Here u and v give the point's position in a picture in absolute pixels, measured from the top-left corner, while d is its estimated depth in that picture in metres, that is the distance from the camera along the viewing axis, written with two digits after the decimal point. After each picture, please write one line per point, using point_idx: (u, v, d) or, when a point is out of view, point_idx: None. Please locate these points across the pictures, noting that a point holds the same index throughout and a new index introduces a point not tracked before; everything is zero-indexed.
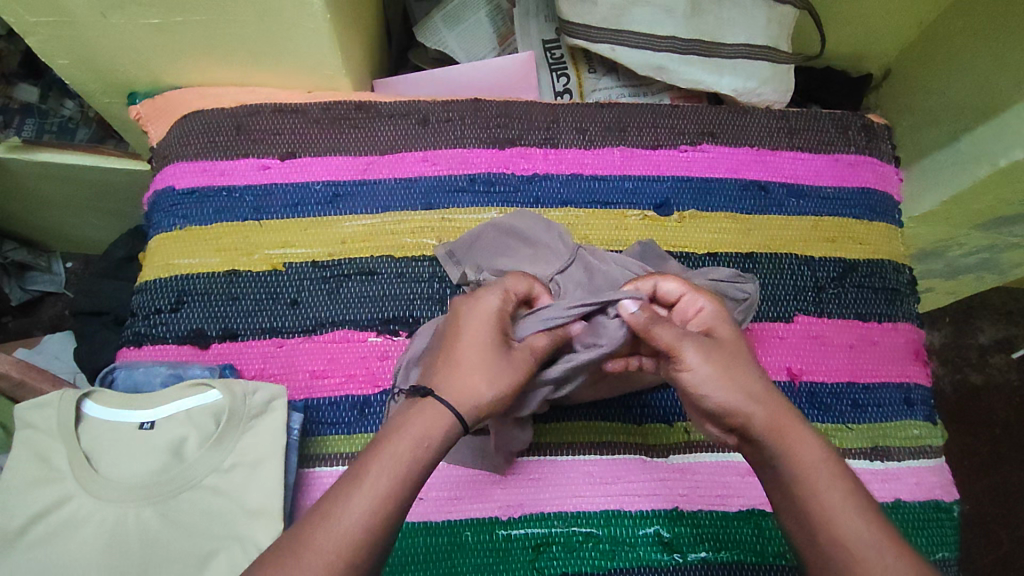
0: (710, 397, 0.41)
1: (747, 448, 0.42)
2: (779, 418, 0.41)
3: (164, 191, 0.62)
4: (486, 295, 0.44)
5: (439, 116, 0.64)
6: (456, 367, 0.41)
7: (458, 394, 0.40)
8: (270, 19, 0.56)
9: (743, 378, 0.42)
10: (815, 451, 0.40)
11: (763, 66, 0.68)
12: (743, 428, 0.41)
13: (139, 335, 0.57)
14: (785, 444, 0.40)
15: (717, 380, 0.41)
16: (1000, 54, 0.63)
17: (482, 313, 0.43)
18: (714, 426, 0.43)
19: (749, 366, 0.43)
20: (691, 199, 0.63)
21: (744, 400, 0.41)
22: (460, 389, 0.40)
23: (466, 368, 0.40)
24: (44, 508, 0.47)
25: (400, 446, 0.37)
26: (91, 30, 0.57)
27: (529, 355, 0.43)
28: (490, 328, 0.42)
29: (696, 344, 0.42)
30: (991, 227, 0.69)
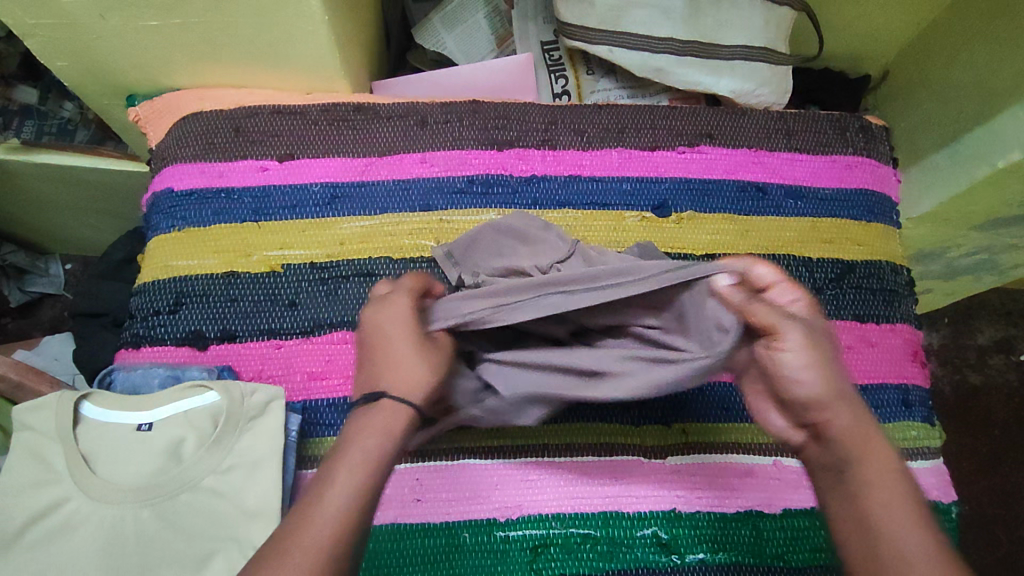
0: (801, 387, 0.39)
1: (814, 448, 0.41)
2: (865, 424, 0.39)
3: (163, 193, 0.62)
4: (393, 296, 0.44)
5: (437, 117, 0.64)
6: (394, 364, 0.41)
7: (406, 387, 0.40)
8: (269, 21, 0.56)
9: (835, 376, 0.40)
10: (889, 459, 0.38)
11: (761, 67, 0.68)
12: (823, 426, 0.39)
13: (138, 336, 0.58)
14: (862, 451, 0.38)
15: (812, 370, 0.39)
16: (998, 55, 0.63)
17: (397, 312, 0.43)
18: (786, 418, 0.42)
19: (844, 368, 0.40)
20: (689, 201, 0.63)
21: (832, 397, 0.39)
22: (406, 383, 0.40)
23: (403, 362, 0.41)
24: (43, 509, 0.47)
25: (368, 442, 0.38)
26: (90, 32, 0.57)
27: (447, 343, 0.44)
28: (409, 322, 0.43)
29: (800, 329, 0.40)
30: (989, 228, 0.69)
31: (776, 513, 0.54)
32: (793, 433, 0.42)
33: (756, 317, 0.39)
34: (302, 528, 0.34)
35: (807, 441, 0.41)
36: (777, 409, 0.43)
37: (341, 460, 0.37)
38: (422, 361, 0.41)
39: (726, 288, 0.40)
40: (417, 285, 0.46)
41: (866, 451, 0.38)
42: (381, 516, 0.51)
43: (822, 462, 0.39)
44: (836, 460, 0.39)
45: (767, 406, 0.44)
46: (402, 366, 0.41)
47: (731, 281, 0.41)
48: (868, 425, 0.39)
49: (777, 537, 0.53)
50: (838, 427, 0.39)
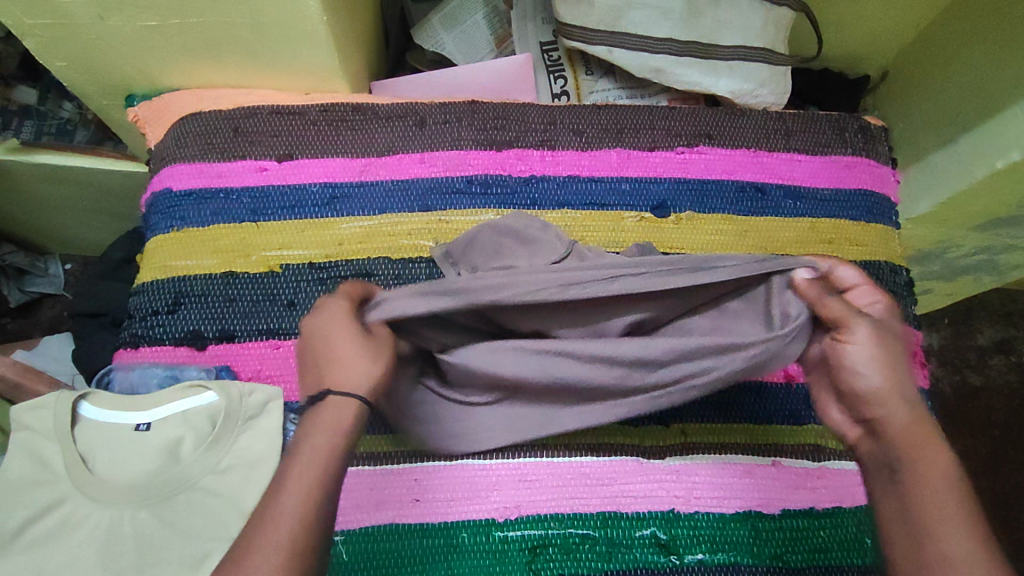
0: (864, 379, 0.41)
1: (866, 444, 0.42)
2: (924, 426, 0.40)
3: (162, 193, 0.62)
4: (330, 300, 0.43)
5: (436, 118, 0.64)
6: (336, 364, 0.40)
7: (350, 384, 0.39)
8: (268, 21, 0.56)
9: (900, 377, 0.41)
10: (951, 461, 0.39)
11: (760, 68, 0.68)
12: (880, 422, 0.41)
13: (136, 336, 0.57)
14: (920, 450, 0.39)
15: (876, 366, 0.41)
16: (997, 55, 0.63)
17: (334, 314, 0.42)
18: (843, 412, 0.44)
19: (909, 370, 0.42)
20: (689, 201, 0.63)
21: (893, 394, 0.41)
22: (349, 380, 0.39)
23: (345, 360, 0.40)
24: (41, 509, 0.47)
25: (317, 438, 0.37)
26: (89, 33, 0.57)
27: (389, 334, 0.43)
28: (348, 320, 0.41)
29: (872, 326, 0.42)
30: (989, 229, 0.69)
31: (775, 513, 0.54)
32: (850, 430, 0.43)
33: (830, 309, 0.42)
34: (277, 527, 0.33)
35: (861, 439, 0.43)
36: (837, 404, 0.45)
37: (295, 457, 0.36)
38: (365, 355, 0.40)
39: (805, 281, 0.43)
40: (353, 287, 0.44)
41: (927, 451, 0.39)
42: (379, 517, 0.51)
43: (877, 461, 0.41)
44: (892, 457, 0.40)
45: (826, 400, 0.45)
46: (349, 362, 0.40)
47: (809, 274, 0.43)
48: (930, 428, 0.40)
49: (775, 537, 0.53)
50: (894, 423, 0.40)
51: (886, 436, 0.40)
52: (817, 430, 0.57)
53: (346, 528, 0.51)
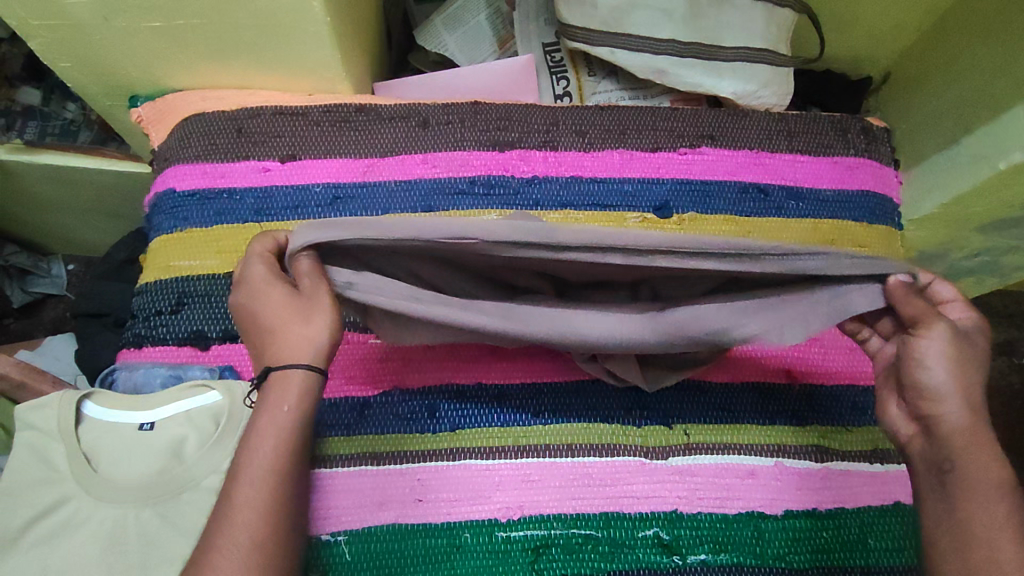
0: (929, 377, 0.42)
1: (921, 443, 0.44)
2: (978, 426, 0.41)
3: (165, 193, 0.62)
4: (249, 268, 0.44)
5: (439, 119, 0.65)
6: (270, 334, 0.43)
7: (290, 355, 0.42)
8: (271, 23, 0.56)
9: (971, 384, 0.42)
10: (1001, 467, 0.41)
11: (763, 69, 0.68)
12: (934, 420, 0.42)
13: (139, 337, 0.58)
14: (970, 456, 0.41)
15: (944, 364, 0.41)
16: (1000, 56, 0.63)
17: (254, 284, 0.43)
18: (901, 408, 0.45)
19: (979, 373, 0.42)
20: (691, 202, 0.63)
21: (955, 398, 0.42)
22: (286, 351, 0.42)
23: (276, 330, 0.42)
24: (45, 508, 0.47)
25: (270, 426, 0.41)
26: (93, 34, 0.58)
27: (315, 274, 0.41)
28: (267, 287, 0.43)
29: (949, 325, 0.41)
30: (991, 231, 0.69)
31: (778, 514, 0.53)
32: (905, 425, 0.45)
33: (908, 307, 0.41)
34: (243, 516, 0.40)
35: (915, 435, 0.44)
36: (897, 400, 0.46)
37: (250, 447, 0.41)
38: (295, 320, 0.42)
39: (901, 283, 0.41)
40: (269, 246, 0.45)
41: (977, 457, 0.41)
42: (382, 516, 0.51)
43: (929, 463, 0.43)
44: (941, 458, 0.42)
45: (887, 396, 0.46)
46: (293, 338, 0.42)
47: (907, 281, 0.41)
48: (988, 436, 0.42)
49: (779, 538, 0.53)
50: (949, 426, 0.42)
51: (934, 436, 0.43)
52: (817, 429, 0.57)
53: (348, 528, 0.51)
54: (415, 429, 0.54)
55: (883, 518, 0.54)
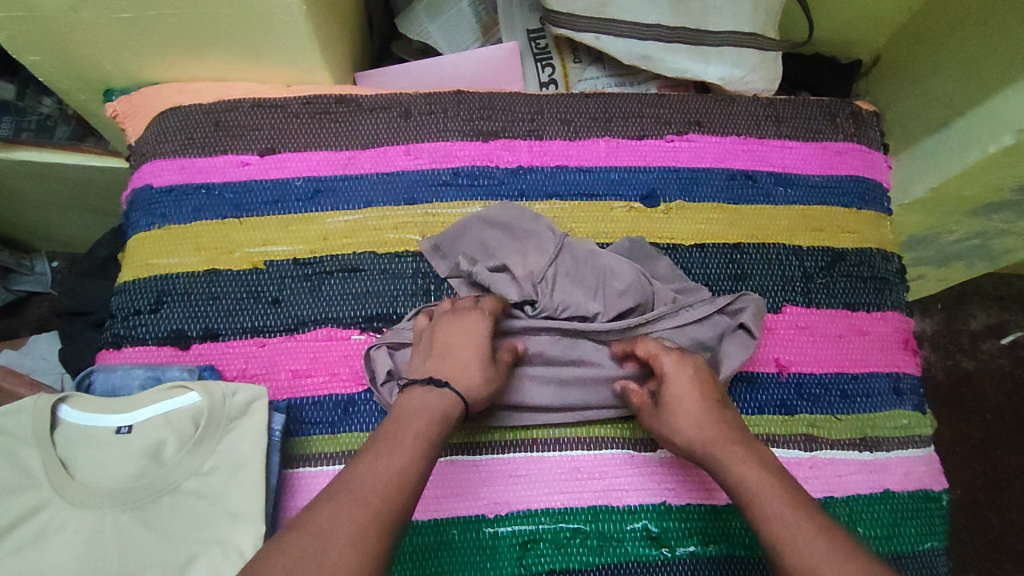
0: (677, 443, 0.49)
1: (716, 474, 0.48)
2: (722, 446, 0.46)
3: (142, 189, 0.61)
4: (476, 318, 0.51)
5: (421, 108, 0.63)
6: (460, 371, 0.48)
7: (466, 392, 0.47)
8: (245, 11, 0.55)
9: (691, 408, 0.48)
10: (754, 458, 0.45)
11: (751, 54, 0.67)
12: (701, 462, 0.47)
13: (119, 337, 0.57)
14: (728, 461, 0.46)
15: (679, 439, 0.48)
16: (993, 37, 0.62)
17: (469, 332, 0.50)
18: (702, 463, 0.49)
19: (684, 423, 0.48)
20: (678, 190, 0.63)
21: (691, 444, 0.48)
22: (465, 389, 0.47)
23: (470, 372, 0.48)
24: (18, 517, 0.46)
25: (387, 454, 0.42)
26: (62, 26, 0.56)
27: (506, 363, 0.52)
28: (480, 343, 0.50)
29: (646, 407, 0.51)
30: (981, 214, 0.68)
31: None
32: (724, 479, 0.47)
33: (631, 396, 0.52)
34: None
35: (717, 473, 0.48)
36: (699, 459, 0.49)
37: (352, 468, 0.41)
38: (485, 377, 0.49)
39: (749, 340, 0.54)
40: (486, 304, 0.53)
41: (725, 454, 0.46)
42: None
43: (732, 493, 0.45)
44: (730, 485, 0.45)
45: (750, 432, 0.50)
46: (463, 373, 0.48)
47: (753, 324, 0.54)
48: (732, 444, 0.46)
49: None
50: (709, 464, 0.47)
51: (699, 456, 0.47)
52: (807, 419, 0.56)
53: None
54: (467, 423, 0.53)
55: (871, 506, 0.55)
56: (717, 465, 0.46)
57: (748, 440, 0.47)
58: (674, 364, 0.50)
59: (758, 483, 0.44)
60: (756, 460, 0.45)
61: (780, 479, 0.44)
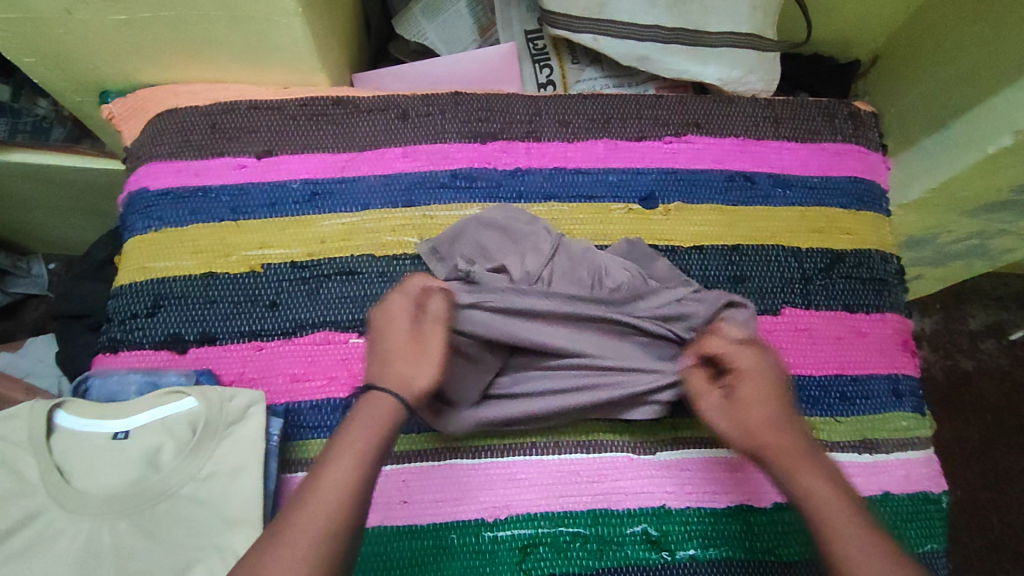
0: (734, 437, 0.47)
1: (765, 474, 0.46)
2: (795, 454, 0.45)
3: (138, 192, 0.60)
4: (393, 302, 0.48)
5: (419, 110, 0.63)
6: (385, 362, 0.46)
7: (394, 384, 0.45)
8: (242, 13, 0.54)
9: (767, 411, 0.46)
10: (823, 472, 0.44)
11: (749, 54, 0.67)
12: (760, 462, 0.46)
13: (115, 340, 0.56)
14: (795, 471, 0.44)
15: (741, 435, 0.46)
16: (991, 38, 0.62)
17: (387, 318, 0.47)
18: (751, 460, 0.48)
19: (754, 420, 0.46)
20: (677, 191, 0.62)
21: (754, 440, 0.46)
22: (394, 381, 0.45)
23: (392, 361, 0.46)
24: (14, 524, 0.45)
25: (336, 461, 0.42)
26: (57, 28, 0.56)
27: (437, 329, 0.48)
28: (398, 327, 0.47)
29: (711, 397, 0.49)
30: (979, 214, 0.68)
31: (766, 507, 0.53)
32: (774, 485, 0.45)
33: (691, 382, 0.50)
34: None
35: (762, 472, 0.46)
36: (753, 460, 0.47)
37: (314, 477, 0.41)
38: (409, 358, 0.46)
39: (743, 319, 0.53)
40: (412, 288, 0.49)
41: (793, 462, 0.44)
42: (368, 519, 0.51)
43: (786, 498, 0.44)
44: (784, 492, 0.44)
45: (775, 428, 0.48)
46: (397, 363, 0.46)
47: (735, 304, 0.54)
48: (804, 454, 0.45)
49: (768, 532, 0.52)
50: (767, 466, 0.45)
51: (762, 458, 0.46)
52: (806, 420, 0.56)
53: None
54: (404, 430, 0.53)
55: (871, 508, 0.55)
56: (781, 470, 0.44)
57: (818, 452, 0.46)
58: (753, 362, 0.48)
59: (825, 495, 0.42)
60: (824, 473, 0.44)
61: (844, 493, 0.43)
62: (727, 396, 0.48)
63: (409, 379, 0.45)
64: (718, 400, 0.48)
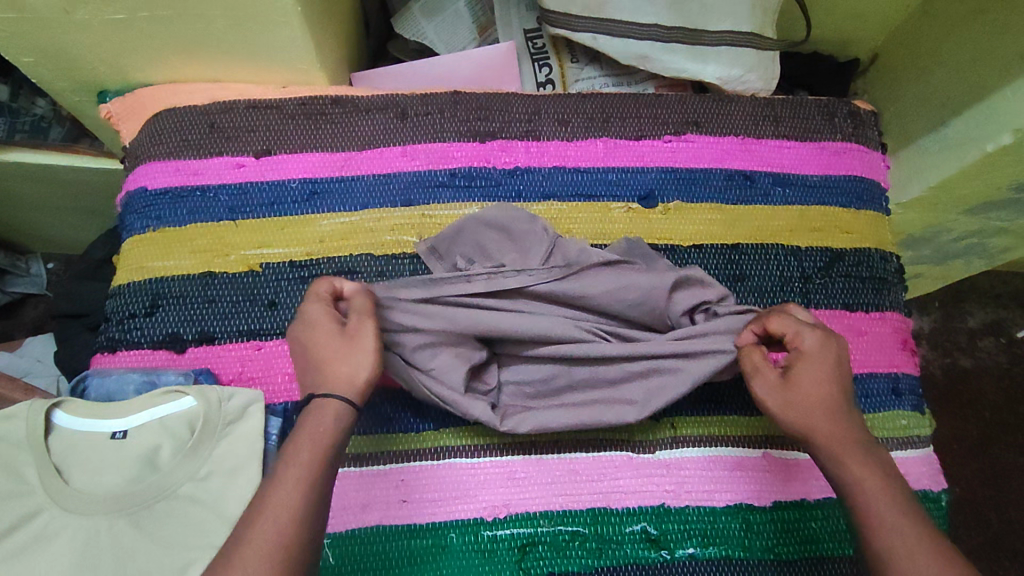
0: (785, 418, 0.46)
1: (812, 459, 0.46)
2: (844, 440, 0.44)
3: (137, 192, 0.60)
4: (310, 309, 0.47)
5: (417, 109, 0.63)
6: (319, 367, 0.45)
7: (334, 386, 0.44)
8: (240, 12, 0.54)
9: (824, 393, 0.46)
10: (871, 461, 0.43)
11: (748, 54, 0.67)
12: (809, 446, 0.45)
13: (113, 340, 0.56)
14: (844, 458, 0.44)
15: (792, 418, 0.46)
16: (991, 37, 0.62)
17: (309, 323, 0.46)
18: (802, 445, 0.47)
19: (806, 403, 0.46)
20: (676, 190, 0.62)
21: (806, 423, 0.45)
22: (333, 383, 0.44)
23: (325, 364, 0.45)
24: (12, 523, 0.45)
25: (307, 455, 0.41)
26: (56, 27, 0.56)
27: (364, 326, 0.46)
28: (319, 329, 0.46)
29: (764, 377, 0.48)
30: (979, 213, 0.68)
31: (765, 506, 0.53)
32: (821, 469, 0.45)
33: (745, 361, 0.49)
34: None
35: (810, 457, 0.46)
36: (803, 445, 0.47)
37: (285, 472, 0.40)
38: (343, 357, 0.45)
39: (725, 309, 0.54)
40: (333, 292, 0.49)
41: (841, 450, 0.44)
42: (366, 518, 0.51)
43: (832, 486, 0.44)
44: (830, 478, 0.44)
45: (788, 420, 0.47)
46: (331, 364, 0.45)
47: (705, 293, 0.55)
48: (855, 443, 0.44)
49: (767, 531, 0.52)
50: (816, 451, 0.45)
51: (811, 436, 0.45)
52: None
53: (331, 530, 0.50)
54: (357, 431, 0.53)
55: None
56: (830, 459, 0.44)
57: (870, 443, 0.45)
58: (816, 344, 0.47)
59: (870, 485, 0.42)
60: (870, 463, 0.43)
61: (893, 483, 0.42)
62: (782, 376, 0.47)
63: (352, 378, 0.44)
64: (770, 379, 0.48)
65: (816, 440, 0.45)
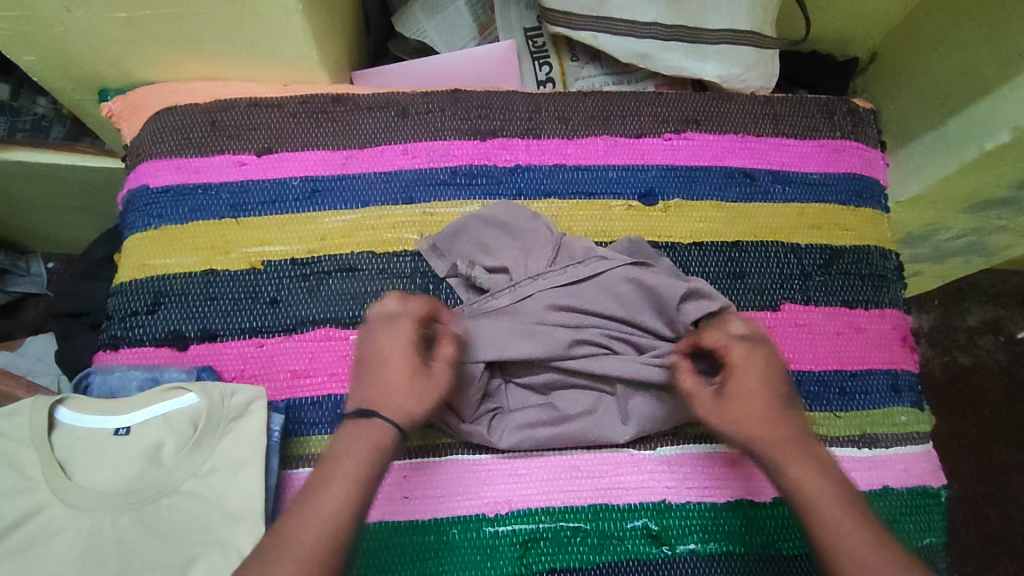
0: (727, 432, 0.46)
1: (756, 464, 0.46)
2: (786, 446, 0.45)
3: (138, 190, 0.60)
4: (397, 328, 0.48)
5: (418, 108, 0.63)
6: (388, 391, 0.45)
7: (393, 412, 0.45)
8: (242, 10, 0.54)
9: (756, 405, 0.46)
10: (816, 463, 0.44)
11: (747, 52, 0.67)
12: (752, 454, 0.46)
13: (116, 338, 0.56)
14: (788, 461, 0.44)
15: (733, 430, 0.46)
16: (989, 36, 0.62)
17: (393, 345, 0.47)
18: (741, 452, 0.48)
19: (744, 414, 0.46)
20: (676, 188, 0.63)
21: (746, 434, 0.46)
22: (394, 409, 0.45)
23: (395, 390, 0.46)
24: (16, 519, 0.45)
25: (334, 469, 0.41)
26: (57, 26, 0.56)
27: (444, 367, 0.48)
28: (405, 355, 0.47)
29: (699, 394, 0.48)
30: (978, 210, 0.68)
31: (767, 502, 0.53)
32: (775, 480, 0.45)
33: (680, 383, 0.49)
34: None
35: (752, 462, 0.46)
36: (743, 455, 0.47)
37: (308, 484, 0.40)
38: (413, 389, 0.46)
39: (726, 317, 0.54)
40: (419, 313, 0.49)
41: (784, 454, 0.44)
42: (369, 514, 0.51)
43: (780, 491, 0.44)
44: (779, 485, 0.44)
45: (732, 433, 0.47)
46: (395, 393, 0.45)
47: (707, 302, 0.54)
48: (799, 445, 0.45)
49: (768, 527, 0.53)
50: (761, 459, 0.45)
51: (752, 449, 0.45)
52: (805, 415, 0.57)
53: None
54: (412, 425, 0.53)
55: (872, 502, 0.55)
56: (775, 465, 0.44)
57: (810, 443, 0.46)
58: (744, 355, 0.48)
59: (821, 485, 0.43)
60: (814, 464, 0.44)
61: (836, 482, 0.43)
62: (717, 393, 0.48)
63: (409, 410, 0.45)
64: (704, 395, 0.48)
65: (756, 449, 0.45)
